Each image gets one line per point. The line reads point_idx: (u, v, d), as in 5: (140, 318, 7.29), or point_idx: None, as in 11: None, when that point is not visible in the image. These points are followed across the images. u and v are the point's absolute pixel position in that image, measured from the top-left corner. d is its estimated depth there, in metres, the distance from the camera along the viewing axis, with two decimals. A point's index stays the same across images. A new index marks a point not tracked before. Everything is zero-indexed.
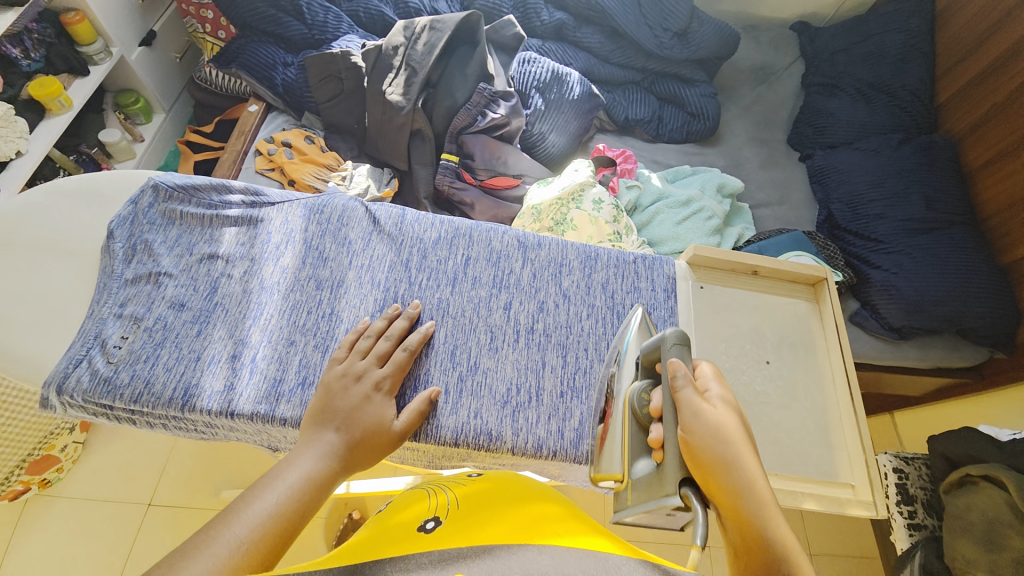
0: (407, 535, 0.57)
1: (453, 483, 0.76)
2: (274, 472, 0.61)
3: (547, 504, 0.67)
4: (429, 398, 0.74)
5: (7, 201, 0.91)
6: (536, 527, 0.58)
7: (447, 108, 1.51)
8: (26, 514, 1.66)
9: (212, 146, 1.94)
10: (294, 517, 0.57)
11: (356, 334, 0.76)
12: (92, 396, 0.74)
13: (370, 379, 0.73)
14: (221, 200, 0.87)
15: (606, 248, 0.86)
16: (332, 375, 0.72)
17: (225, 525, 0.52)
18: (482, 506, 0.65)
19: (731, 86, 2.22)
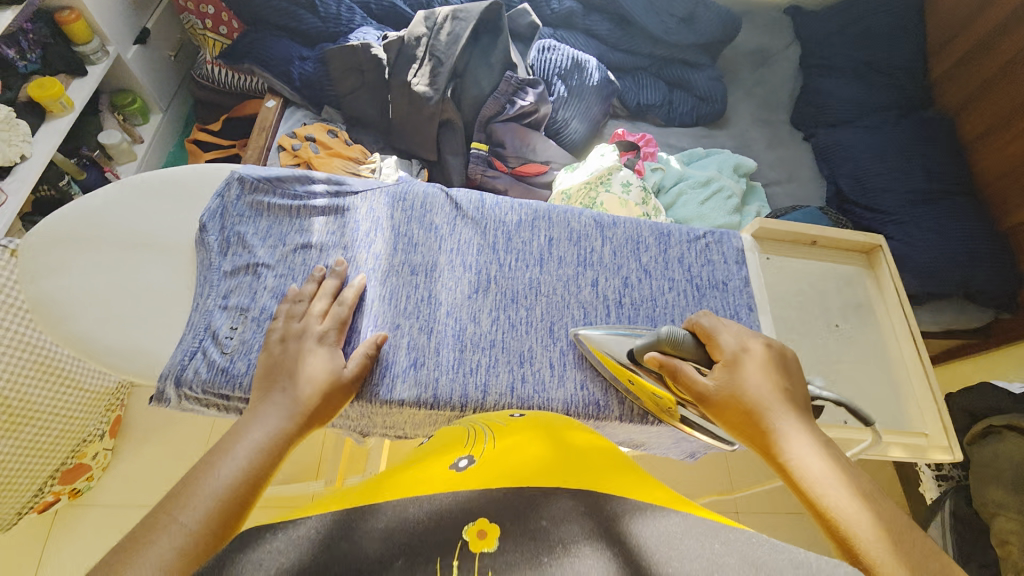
0: (442, 477, 0.53)
1: (491, 422, 0.67)
2: (221, 446, 0.61)
3: (567, 441, 0.62)
4: (375, 343, 0.72)
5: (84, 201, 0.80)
6: (555, 470, 0.54)
7: (474, 98, 1.54)
8: (58, 524, 1.61)
9: (223, 144, 1.88)
10: (241, 488, 0.57)
11: (319, 300, 0.75)
12: (212, 388, 0.72)
13: (310, 335, 0.72)
14: (305, 190, 0.84)
15: (677, 226, 0.88)
16: (274, 340, 0.72)
17: (169, 513, 0.52)
18: (517, 447, 0.59)
19: (732, 68, 2.21)
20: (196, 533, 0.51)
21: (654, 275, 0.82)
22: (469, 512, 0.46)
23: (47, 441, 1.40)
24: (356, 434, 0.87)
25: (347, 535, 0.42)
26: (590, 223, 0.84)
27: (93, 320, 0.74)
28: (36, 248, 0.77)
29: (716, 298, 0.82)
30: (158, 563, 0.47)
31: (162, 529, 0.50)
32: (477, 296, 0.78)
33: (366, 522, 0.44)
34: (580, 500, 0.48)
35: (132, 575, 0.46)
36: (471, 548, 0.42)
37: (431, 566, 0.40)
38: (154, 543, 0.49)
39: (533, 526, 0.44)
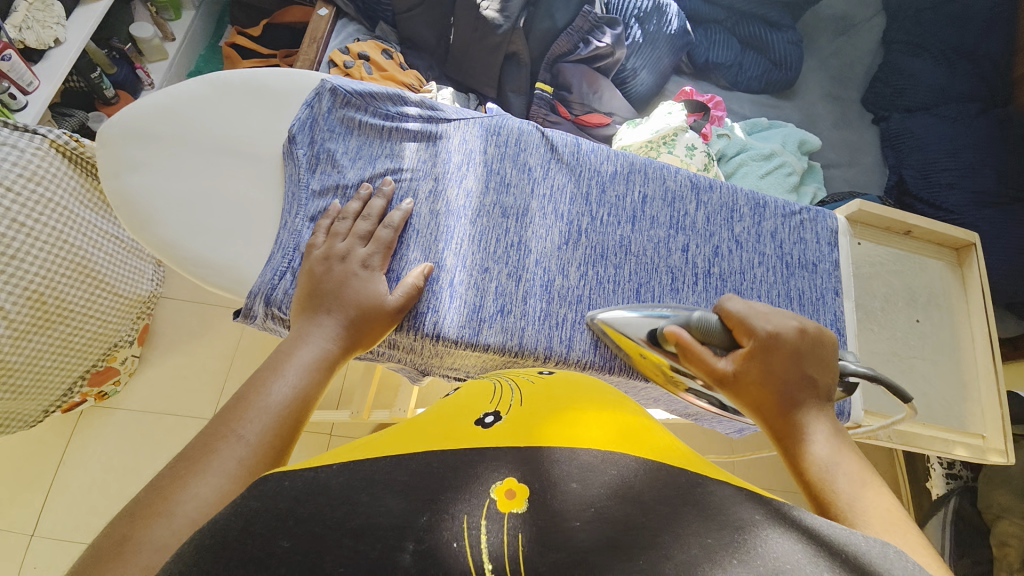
0: (455, 431, 0.46)
1: (520, 378, 0.60)
2: (273, 362, 0.54)
3: (615, 407, 0.53)
4: (424, 273, 0.63)
5: (166, 95, 0.67)
6: (574, 428, 0.46)
7: (545, 31, 1.44)
8: (84, 423, 1.63)
9: (262, 52, 1.76)
10: (299, 407, 0.50)
11: (353, 214, 0.63)
12: (283, 322, 0.62)
13: (355, 258, 0.61)
14: (398, 110, 0.71)
15: (770, 198, 0.83)
16: (313, 258, 0.60)
17: (230, 425, 0.47)
18: (553, 405, 0.51)
19: (810, 33, 1.97)
20: (256, 447, 0.46)
21: (745, 246, 0.78)
22: (467, 465, 0.39)
23: (80, 342, 1.38)
24: (413, 372, 0.85)
25: (358, 482, 0.36)
26: (685, 183, 0.79)
27: (174, 232, 0.63)
28: (116, 141, 0.65)
29: (804, 278, 0.79)
30: (221, 479, 0.43)
31: (223, 442, 0.45)
32: (567, 249, 0.71)
33: (379, 469, 0.38)
34: (618, 456, 0.41)
35: (195, 493, 0.41)
36: (498, 508, 0.36)
37: (456, 524, 0.35)
38: (216, 455, 0.44)
39: (562, 490, 0.38)
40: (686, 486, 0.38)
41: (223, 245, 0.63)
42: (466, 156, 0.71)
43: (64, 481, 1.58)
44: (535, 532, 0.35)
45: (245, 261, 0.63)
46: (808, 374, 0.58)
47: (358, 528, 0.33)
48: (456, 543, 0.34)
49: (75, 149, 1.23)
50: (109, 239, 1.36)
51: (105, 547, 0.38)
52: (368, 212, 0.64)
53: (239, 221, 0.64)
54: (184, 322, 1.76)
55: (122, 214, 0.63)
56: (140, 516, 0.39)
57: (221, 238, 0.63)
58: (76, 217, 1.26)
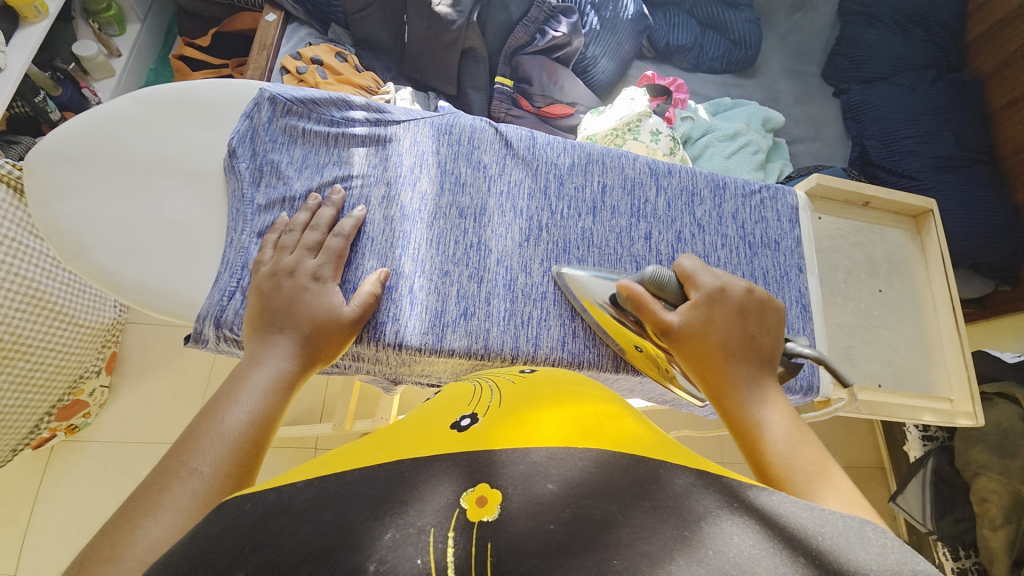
0: (430, 436, 0.45)
1: (499, 377, 0.59)
2: (227, 388, 0.51)
3: (592, 401, 0.52)
4: (380, 280, 0.61)
5: (95, 116, 0.63)
6: (548, 427, 0.45)
7: (501, 24, 1.42)
8: (58, 459, 1.58)
9: (213, 63, 1.70)
10: (256, 432, 0.48)
11: (301, 227, 0.61)
12: (238, 343, 0.60)
13: (305, 270, 0.59)
14: (343, 115, 0.69)
15: (730, 179, 0.83)
16: (261, 275, 0.58)
17: (181, 458, 0.44)
18: (532, 405, 0.50)
19: (767, 11, 1.98)
20: (214, 477, 0.44)
21: (708, 228, 0.78)
22: (427, 473, 0.38)
23: (41, 378, 1.33)
24: (384, 382, 0.83)
25: (323, 500, 0.35)
26: (644, 170, 0.78)
27: (113, 258, 0.60)
28: (42, 167, 0.61)
29: (767, 256, 0.79)
30: (176, 512, 0.40)
31: (175, 475, 0.43)
32: (528, 245, 0.70)
33: (347, 483, 0.37)
34: (591, 452, 0.40)
35: (146, 533, 0.39)
36: (468, 516, 0.34)
37: (423, 539, 0.33)
38: (166, 492, 0.41)
39: (539, 492, 0.36)
40: (652, 479, 0.37)
41: (166, 268, 0.60)
42: (418, 158, 0.69)
43: (40, 520, 1.52)
44: (510, 536, 0.33)
45: (192, 284, 0.60)
46: (753, 332, 0.59)
47: (319, 551, 0.31)
48: (422, 559, 0.32)
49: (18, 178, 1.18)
50: (65, 268, 1.32)
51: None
52: (318, 222, 0.62)
53: (181, 242, 0.61)
54: (155, 346, 1.71)
55: (55, 242, 0.60)
56: (88, 565, 0.36)
57: (164, 262, 0.60)
58: (28, 249, 1.21)
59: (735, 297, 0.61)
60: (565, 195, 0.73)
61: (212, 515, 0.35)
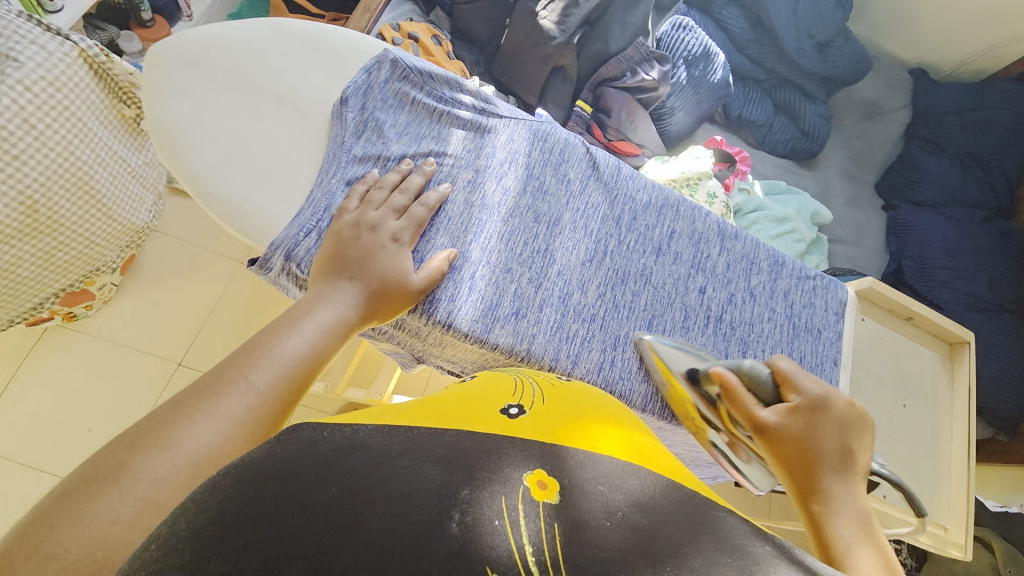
0: (480, 415, 0.46)
1: (540, 379, 0.59)
2: (288, 316, 0.52)
3: (623, 426, 0.51)
4: (450, 259, 0.62)
5: (229, 31, 0.65)
6: (590, 437, 0.46)
7: (596, 53, 1.45)
8: (47, 341, 1.58)
9: (311, 10, 1.75)
10: (310, 366, 0.49)
11: (388, 187, 0.63)
12: (299, 281, 0.61)
13: (385, 229, 0.60)
14: (453, 96, 0.71)
15: (789, 259, 0.85)
16: (343, 222, 0.59)
17: (239, 370, 0.45)
18: (578, 414, 0.50)
19: (839, 112, 2.04)
20: (266, 399, 0.44)
21: (759, 299, 0.79)
22: (527, 455, 0.39)
23: (61, 260, 1.34)
24: (407, 357, 0.83)
25: (397, 447, 0.35)
26: (712, 227, 0.80)
27: (206, 166, 0.61)
28: (165, 63, 0.63)
29: (807, 340, 0.80)
30: (228, 422, 0.41)
31: (232, 385, 0.44)
32: (590, 266, 0.71)
33: (414, 437, 0.37)
34: (630, 470, 0.41)
35: (200, 433, 0.40)
36: (533, 496, 0.35)
37: (496, 502, 0.33)
38: (223, 399, 0.42)
39: (594, 489, 0.37)
40: (694, 512, 0.38)
41: (251, 190, 0.61)
42: (510, 155, 0.71)
43: (14, 396, 1.52)
44: (573, 527, 0.33)
45: (277, 211, 0.61)
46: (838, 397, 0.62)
47: (405, 491, 0.31)
48: (497, 522, 0.32)
49: (103, 64, 1.22)
50: (117, 161, 1.34)
51: (99, 470, 0.36)
52: (407, 187, 0.64)
53: (270, 170, 0.62)
54: (171, 260, 1.72)
55: (156, 137, 0.61)
56: (140, 446, 0.38)
57: (255, 181, 0.61)
58: (91, 133, 1.25)
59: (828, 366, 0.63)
60: (633, 229, 0.75)
61: (289, 432, 0.36)
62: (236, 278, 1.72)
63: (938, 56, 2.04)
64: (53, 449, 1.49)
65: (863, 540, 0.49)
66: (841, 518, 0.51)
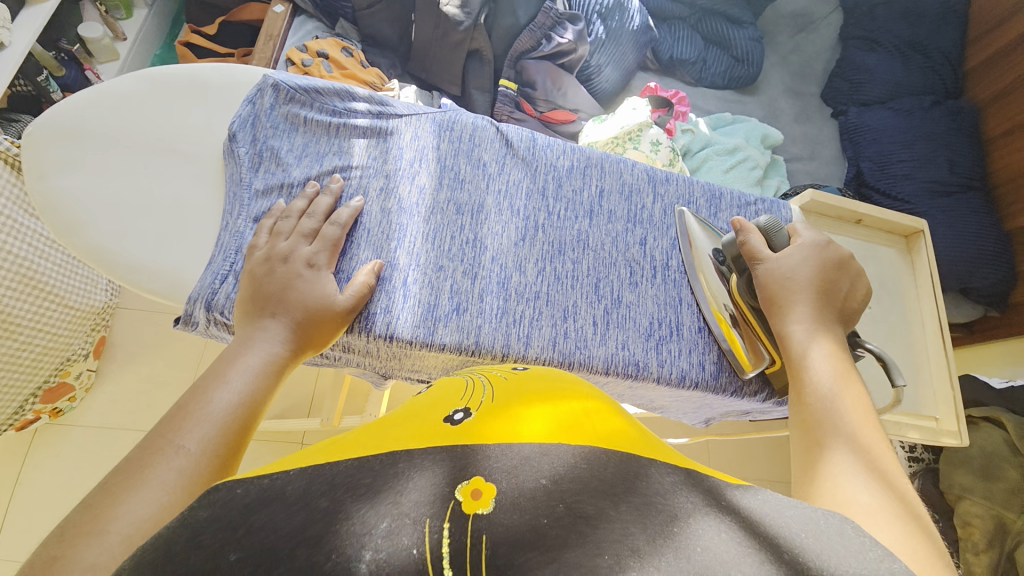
0: (422, 429, 0.45)
1: (492, 374, 0.59)
2: (215, 369, 0.52)
3: (570, 402, 0.51)
4: (375, 271, 0.62)
5: (98, 93, 0.63)
6: (532, 422, 0.46)
7: (508, 28, 1.42)
8: (39, 442, 1.56)
9: (220, 51, 1.71)
10: (244, 414, 0.49)
11: (296, 214, 0.61)
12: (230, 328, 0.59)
13: (299, 257, 0.59)
14: (346, 106, 0.69)
15: (727, 190, 0.84)
16: (254, 261, 0.58)
17: (167, 436, 0.44)
18: (523, 402, 0.50)
19: (770, 31, 2.02)
20: (200, 457, 0.44)
21: (703, 237, 0.78)
22: (459, 467, 0.38)
23: (28, 358, 1.32)
24: (374, 377, 0.83)
25: (319, 487, 0.35)
26: (642, 177, 0.79)
27: (107, 236, 0.59)
28: (40, 141, 0.61)
29: None
30: (162, 490, 0.40)
31: (160, 453, 0.43)
32: (524, 244, 0.70)
33: (341, 471, 0.37)
34: (562, 451, 0.41)
35: (130, 509, 0.39)
36: (464, 509, 0.35)
37: (418, 529, 0.33)
38: (151, 469, 0.41)
39: (533, 485, 0.37)
40: (628, 479, 0.38)
41: (160, 249, 0.60)
42: (418, 153, 0.69)
43: (18, 503, 1.50)
44: (501, 530, 0.33)
45: (190, 266, 0.60)
46: (841, 290, 0.67)
47: (315, 535, 0.32)
48: (416, 550, 0.32)
49: (15, 154, 1.18)
50: (58, 248, 1.32)
51: (28, 570, 0.35)
52: (315, 210, 0.62)
53: (174, 224, 0.61)
54: (143, 333, 1.70)
55: (48, 218, 0.60)
56: (68, 536, 0.36)
57: (160, 241, 0.60)
58: (21, 226, 1.21)
59: (834, 254, 0.69)
60: (560, 196, 0.74)
61: (203, 499, 0.35)
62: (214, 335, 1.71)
63: None
64: None
65: (840, 389, 0.56)
66: (821, 374, 0.59)
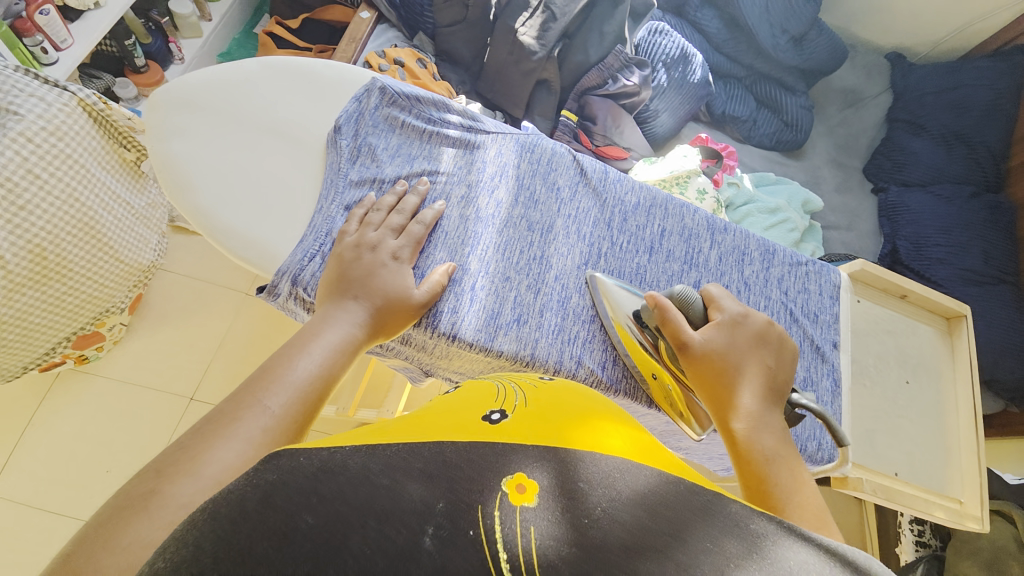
0: (463, 425, 0.45)
1: (521, 380, 0.60)
2: (298, 340, 0.54)
3: (605, 420, 0.52)
4: (449, 272, 0.65)
5: (224, 71, 0.69)
6: (570, 433, 0.47)
7: (578, 64, 1.49)
8: (61, 386, 1.61)
9: (298, 45, 1.81)
10: (321, 385, 0.51)
11: (384, 210, 0.65)
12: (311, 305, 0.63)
13: (385, 249, 0.63)
14: (440, 116, 0.73)
15: (780, 248, 0.87)
16: (343, 245, 0.62)
17: (254, 395, 0.47)
18: (558, 414, 0.51)
19: (820, 102, 2.08)
20: (281, 419, 0.46)
21: (754, 289, 0.81)
22: (502, 462, 0.39)
23: (71, 304, 1.37)
24: (415, 372, 0.85)
25: (376, 466, 0.36)
26: (702, 223, 0.82)
27: (213, 202, 0.63)
28: (167, 107, 0.66)
29: (805, 325, 0.82)
30: (249, 445, 0.43)
31: (249, 410, 0.45)
32: (585, 269, 0.73)
33: (395, 455, 0.37)
34: (628, 466, 0.42)
35: (220, 457, 0.41)
36: (512, 500, 0.36)
37: (473, 513, 0.35)
38: (239, 423, 0.44)
39: (574, 485, 0.39)
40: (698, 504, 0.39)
41: (258, 220, 0.64)
42: (500, 168, 0.74)
43: (29, 442, 1.55)
44: (548, 528, 0.35)
45: (282, 241, 0.64)
46: (768, 362, 0.62)
47: (381, 510, 0.33)
48: (473, 531, 0.34)
49: (101, 112, 1.26)
50: (121, 203, 1.38)
51: (128, 500, 0.38)
52: (404, 207, 0.66)
53: (273, 200, 0.65)
54: (179, 298, 1.76)
55: (163, 177, 0.64)
56: (167, 473, 0.39)
57: (258, 214, 0.64)
58: (92, 177, 1.28)
59: (756, 326, 0.64)
60: (624, 228, 0.77)
61: (269, 463, 0.36)
62: (243, 309, 1.78)
63: (911, 40, 2.09)
64: (73, 495, 1.51)
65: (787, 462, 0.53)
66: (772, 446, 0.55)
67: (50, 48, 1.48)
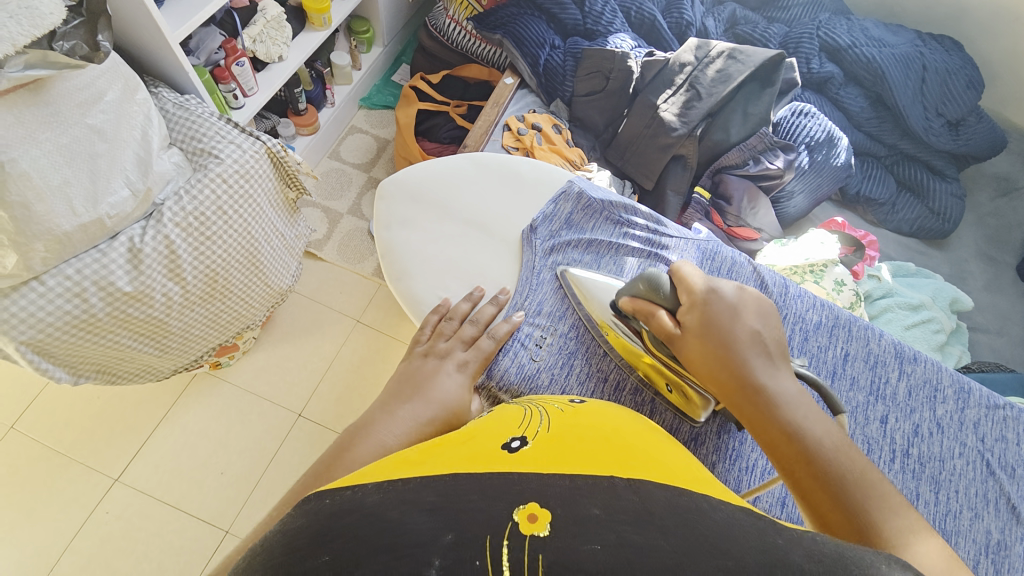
0: (485, 452, 0.49)
1: (550, 405, 0.67)
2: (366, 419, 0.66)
3: (619, 444, 0.53)
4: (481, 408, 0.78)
5: (446, 174, 1.00)
6: (582, 455, 0.49)
7: (715, 142, 1.47)
8: (194, 388, 1.77)
9: (439, 100, 1.94)
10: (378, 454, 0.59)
11: (456, 325, 0.83)
12: (515, 386, 0.78)
13: (454, 359, 0.77)
14: (627, 218, 0.91)
15: (975, 385, 0.80)
16: (414, 355, 0.79)
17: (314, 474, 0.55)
18: (580, 436, 0.54)
19: (970, 186, 1.88)
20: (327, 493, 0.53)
21: (948, 432, 0.75)
22: (516, 492, 0.38)
23: (224, 319, 1.45)
24: None
25: (391, 503, 0.38)
26: (889, 350, 0.80)
27: (426, 276, 0.92)
28: (404, 200, 0.98)
29: (1002, 479, 0.74)
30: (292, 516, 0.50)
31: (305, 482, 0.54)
32: None
33: (410, 489, 0.40)
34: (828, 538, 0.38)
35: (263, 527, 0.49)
36: (520, 530, 0.35)
37: (478, 544, 0.34)
38: None
39: (582, 513, 0.37)
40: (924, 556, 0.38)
41: (445, 289, 0.91)
42: None
43: (158, 436, 1.70)
44: (560, 551, 0.33)
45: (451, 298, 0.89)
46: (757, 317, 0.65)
47: (390, 545, 0.34)
48: (478, 562, 0.33)
49: (280, 156, 1.42)
50: (277, 236, 1.50)
51: None
52: (479, 319, 0.83)
53: (463, 278, 0.91)
54: (301, 320, 1.90)
55: (393, 254, 0.94)
56: None
57: (469, 290, 0.89)
58: (261, 212, 1.40)
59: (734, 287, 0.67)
60: (801, 344, 0.78)
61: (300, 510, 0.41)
62: (352, 334, 1.89)
63: None
64: (188, 491, 1.64)
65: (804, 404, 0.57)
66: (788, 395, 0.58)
67: (238, 94, 1.66)
